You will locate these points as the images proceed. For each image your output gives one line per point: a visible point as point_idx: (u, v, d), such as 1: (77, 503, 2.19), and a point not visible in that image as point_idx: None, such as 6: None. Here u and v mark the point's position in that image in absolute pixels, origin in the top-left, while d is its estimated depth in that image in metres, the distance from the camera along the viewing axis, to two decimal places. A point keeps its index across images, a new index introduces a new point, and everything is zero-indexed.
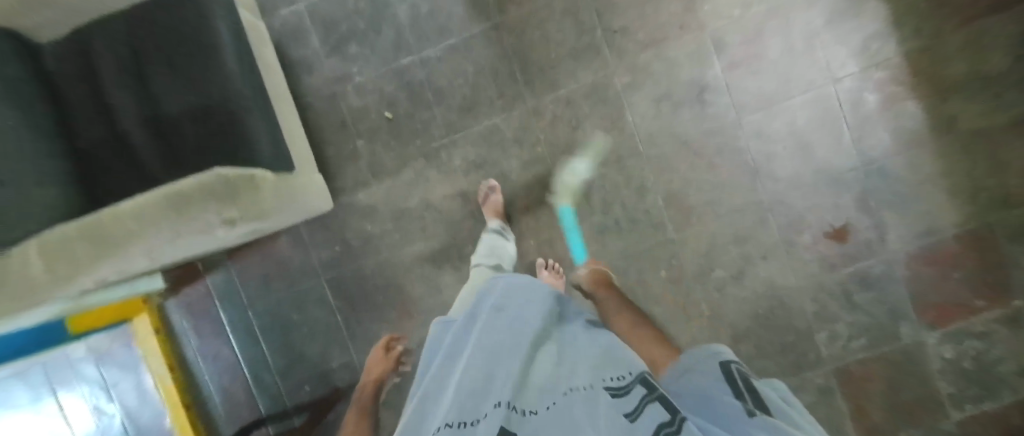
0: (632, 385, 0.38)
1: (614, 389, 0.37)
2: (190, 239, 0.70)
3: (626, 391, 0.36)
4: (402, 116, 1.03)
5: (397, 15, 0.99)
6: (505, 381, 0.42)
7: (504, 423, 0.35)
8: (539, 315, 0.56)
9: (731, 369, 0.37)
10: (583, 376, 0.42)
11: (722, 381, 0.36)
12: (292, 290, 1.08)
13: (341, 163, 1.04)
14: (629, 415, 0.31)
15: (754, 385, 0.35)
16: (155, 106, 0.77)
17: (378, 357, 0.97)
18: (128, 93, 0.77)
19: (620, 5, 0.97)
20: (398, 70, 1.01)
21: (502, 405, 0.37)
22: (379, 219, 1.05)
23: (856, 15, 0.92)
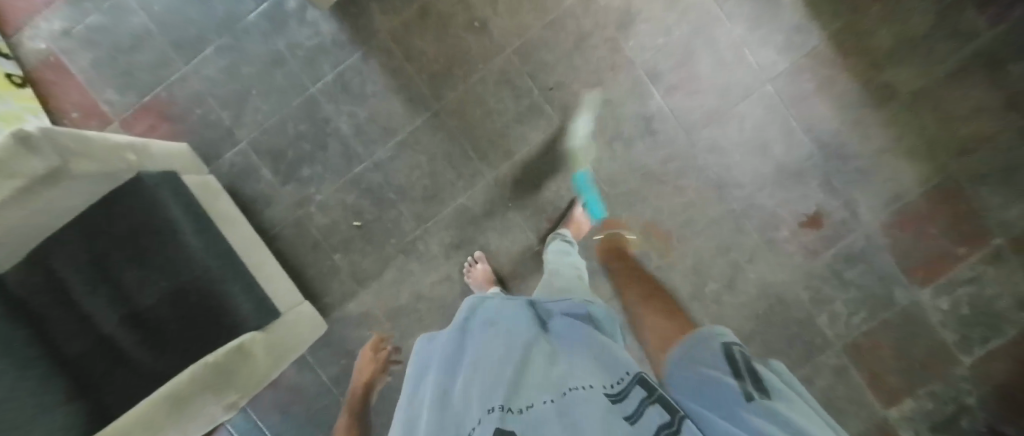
0: (633, 388, 0.34)
1: (611, 392, 0.33)
2: (193, 430, 0.69)
3: (624, 396, 0.32)
4: (370, 220, 1.03)
5: (339, 128, 1.00)
6: (494, 383, 0.35)
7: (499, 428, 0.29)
8: (531, 319, 0.50)
9: (735, 351, 0.37)
10: (580, 374, 0.36)
11: (723, 363, 0.36)
12: (310, 412, 1.08)
13: (324, 281, 1.04)
14: (628, 417, 0.29)
15: (756, 367, 0.36)
16: (134, 304, 0.77)
17: (366, 360, 0.98)
18: (103, 299, 0.77)
19: (549, 62, 0.97)
20: (354, 179, 1.02)
21: (498, 409, 0.31)
22: (374, 323, 1.06)
23: (774, 15, 0.94)
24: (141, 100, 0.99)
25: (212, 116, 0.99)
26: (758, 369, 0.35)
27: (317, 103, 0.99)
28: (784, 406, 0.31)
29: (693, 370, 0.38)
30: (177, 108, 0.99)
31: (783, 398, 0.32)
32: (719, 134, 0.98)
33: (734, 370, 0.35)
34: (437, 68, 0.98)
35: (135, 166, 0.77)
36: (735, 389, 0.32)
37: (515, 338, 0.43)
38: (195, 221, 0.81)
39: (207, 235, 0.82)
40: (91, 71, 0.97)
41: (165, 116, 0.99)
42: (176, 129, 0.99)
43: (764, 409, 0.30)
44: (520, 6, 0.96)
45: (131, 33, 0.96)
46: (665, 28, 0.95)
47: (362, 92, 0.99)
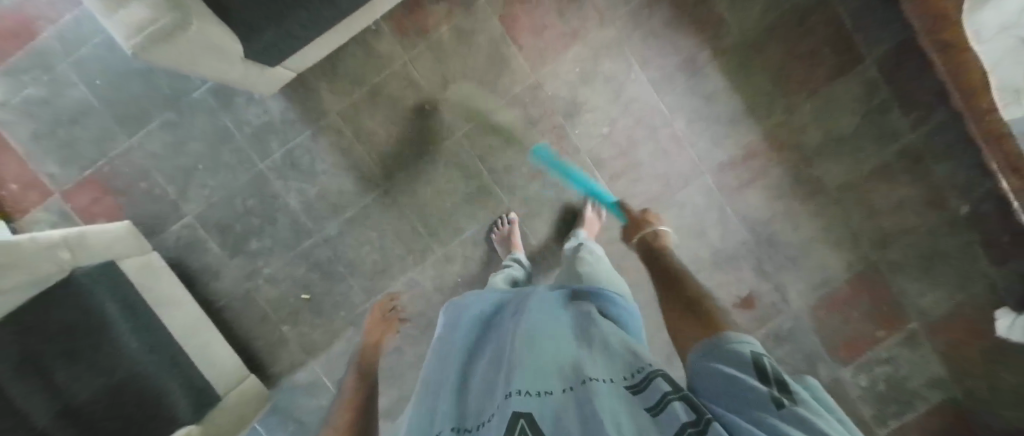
0: (652, 380, 0.30)
1: (631, 385, 0.31)
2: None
3: (645, 388, 0.30)
4: (320, 293, 1.04)
5: (288, 204, 1.00)
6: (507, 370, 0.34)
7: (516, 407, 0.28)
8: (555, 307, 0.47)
9: (765, 361, 0.31)
10: (600, 367, 0.33)
11: (750, 368, 0.30)
12: None
13: (273, 350, 1.06)
14: (651, 409, 0.27)
15: (787, 379, 0.29)
16: (68, 398, 0.70)
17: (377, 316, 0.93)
18: (34, 386, 0.67)
19: (498, 146, 1.00)
20: (304, 254, 1.02)
21: (516, 391, 0.30)
22: (324, 391, 1.07)
23: (712, 108, 0.98)
24: (83, 173, 0.97)
25: (159, 190, 0.98)
26: (790, 381, 0.29)
27: (266, 179, 0.99)
28: (823, 423, 0.25)
29: (717, 370, 0.32)
30: (120, 181, 0.97)
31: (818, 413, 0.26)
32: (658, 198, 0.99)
33: (761, 374, 0.29)
34: (388, 148, 0.99)
35: (70, 264, 0.76)
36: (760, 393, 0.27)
37: (530, 324, 0.41)
38: (131, 319, 0.81)
39: (143, 332, 0.82)
40: (30, 144, 0.95)
41: (108, 189, 0.97)
42: (120, 202, 0.98)
43: (794, 417, 0.25)
44: (470, 92, 0.98)
45: (72, 105, 0.94)
46: (609, 117, 0.99)
47: (313, 170, 0.99)
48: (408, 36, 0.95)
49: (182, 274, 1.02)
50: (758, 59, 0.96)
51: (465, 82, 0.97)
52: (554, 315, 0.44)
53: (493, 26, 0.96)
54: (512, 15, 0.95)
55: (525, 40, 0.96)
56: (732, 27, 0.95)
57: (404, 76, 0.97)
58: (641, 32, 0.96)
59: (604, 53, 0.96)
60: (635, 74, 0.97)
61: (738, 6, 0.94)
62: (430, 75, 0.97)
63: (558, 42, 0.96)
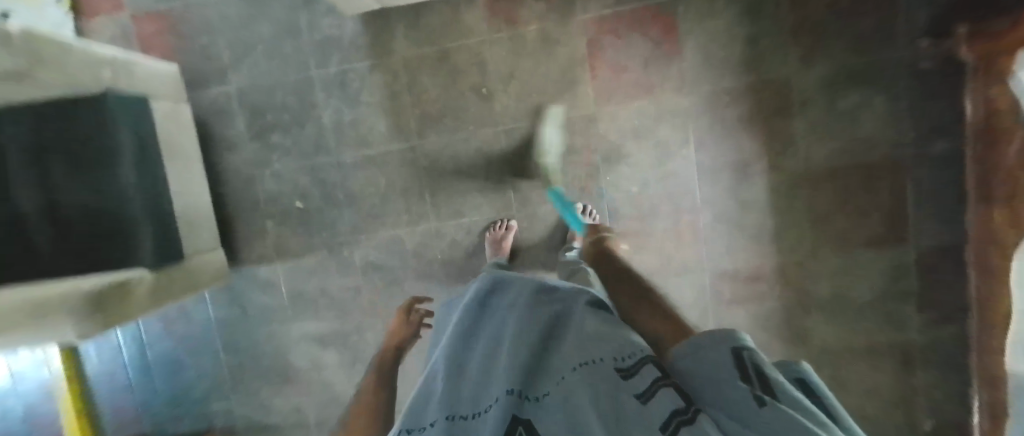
0: (644, 364, 0.29)
1: (621, 368, 0.29)
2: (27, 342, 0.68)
3: (637, 372, 0.28)
4: (312, 209, 1.07)
5: (321, 117, 1.02)
6: (502, 362, 0.35)
7: (513, 411, 0.29)
8: (550, 291, 0.47)
9: (747, 357, 0.26)
10: (594, 348, 0.33)
11: (728, 362, 0.26)
12: (186, 337, 1.15)
13: (249, 238, 1.10)
14: (640, 396, 0.25)
15: (770, 372, 0.25)
16: (56, 199, 0.78)
17: (399, 320, 0.89)
18: (34, 178, 0.76)
19: (531, 156, 1.00)
20: (314, 167, 1.05)
21: (510, 390, 0.30)
22: (276, 294, 1.12)
23: (742, 218, 0.96)
24: (156, 6, 1.00)
25: (215, 51, 1.01)
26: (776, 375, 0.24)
27: (311, 86, 1.01)
28: (801, 413, 0.21)
29: (696, 362, 0.28)
30: (185, 28, 1.00)
31: (801, 406, 0.21)
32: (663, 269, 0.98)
33: (743, 373, 0.24)
34: (432, 111, 1.00)
35: (108, 82, 0.79)
36: (738, 393, 0.23)
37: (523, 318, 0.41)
38: (141, 154, 0.83)
39: (144, 171, 0.83)
40: None
41: (171, 30, 1.01)
42: (178, 45, 1.01)
43: (777, 413, 0.20)
44: (529, 95, 0.98)
45: None
46: (644, 179, 0.98)
47: (357, 97, 1.01)
48: (497, 18, 0.95)
49: (202, 134, 1.06)
50: (809, 195, 0.94)
51: (529, 84, 0.97)
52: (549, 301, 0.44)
53: (578, 45, 0.95)
54: (600, 44, 0.94)
55: (601, 72, 0.95)
56: (799, 152, 0.93)
57: (476, 52, 0.97)
58: (711, 116, 0.94)
59: (667, 119, 0.95)
60: (686, 152, 0.96)
61: (814, 136, 0.91)
62: (500, 62, 0.97)
63: (629, 88, 0.95)
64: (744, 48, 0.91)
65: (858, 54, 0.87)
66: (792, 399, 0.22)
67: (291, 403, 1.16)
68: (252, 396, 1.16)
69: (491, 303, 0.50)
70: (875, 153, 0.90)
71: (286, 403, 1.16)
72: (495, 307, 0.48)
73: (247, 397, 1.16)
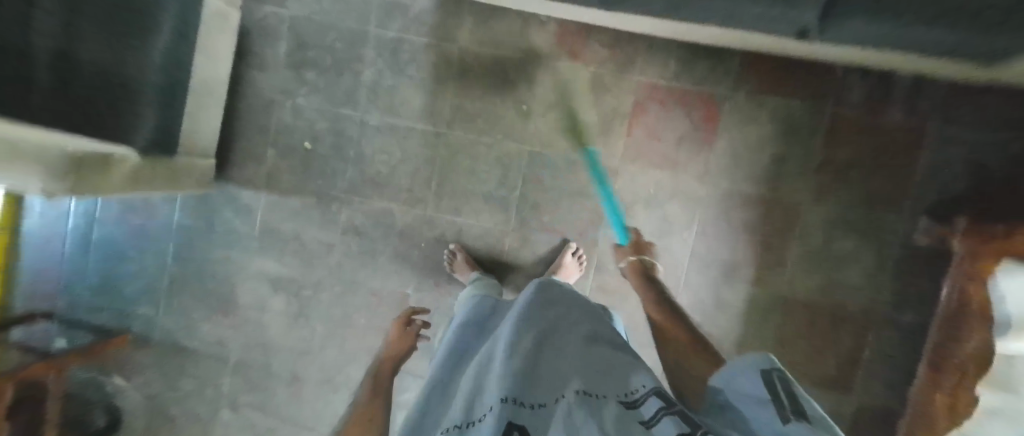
0: (647, 398, 0.33)
1: (626, 401, 0.34)
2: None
3: (641, 404, 0.33)
4: (318, 153, 1.06)
5: (362, 73, 1.03)
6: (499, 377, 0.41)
7: (509, 417, 0.35)
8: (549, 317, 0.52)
9: (775, 377, 0.34)
10: (596, 384, 0.37)
11: (763, 388, 0.33)
12: (141, 231, 1.11)
13: (244, 158, 1.07)
14: (645, 421, 0.30)
15: (797, 392, 0.32)
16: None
17: (396, 333, 0.82)
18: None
19: (544, 183, 1.02)
20: (336, 116, 1.05)
21: (506, 399, 0.36)
22: (249, 221, 1.09)
23: (715, 315, 0.99)
24: None
25: None
26: (800, 393, 0.32)
27: (364, 41, 1.02)
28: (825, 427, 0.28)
29: (737, 396, 0.36)
30: None
31: (822, 420, 0.29)
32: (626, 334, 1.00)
33: (775, 394, 0.32)
34: (468, 108, 1.02)
35: None
36: (771, 414, 0.30)
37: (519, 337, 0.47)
38: (176, 40, 0.81)
39: (173, 56, 0.82)
40: None
41: None
42: None
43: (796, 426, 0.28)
44: (563, 128, 1.00)
45: None
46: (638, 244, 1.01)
47: (403, 67, 1.02)
48: (561, 47, 0.98)
49: (241, 44, 1.05)
50: (780, 317, 0.98)
51: (568, 118, 1.00)
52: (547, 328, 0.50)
53: (624, 101, 0.98)
54: (645, 108, 0.98)
55: (637, 133, 0.98)
56: (784, 274, 0.97)
57: (530, 71, 0.99)
58: (719, 211, 0.98)
59: (679, 198, 0.99)
60: (686, 235, 0.99)
61: (803, 265, 0.96)
62: (548, 88, 0.99)
63: (656, 158, 0.98)
64: (770, 163, 0.95)
65: (866, 209, 0.93)
66: (813, 415, 0.30)
67: (218, 333, 1.11)
68: (182, 312, 1.11)
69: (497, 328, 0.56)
70: (851, 301, 0.95)
71: (213, 332, 1.11)
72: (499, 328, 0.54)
73: (179, 310, 1.12)
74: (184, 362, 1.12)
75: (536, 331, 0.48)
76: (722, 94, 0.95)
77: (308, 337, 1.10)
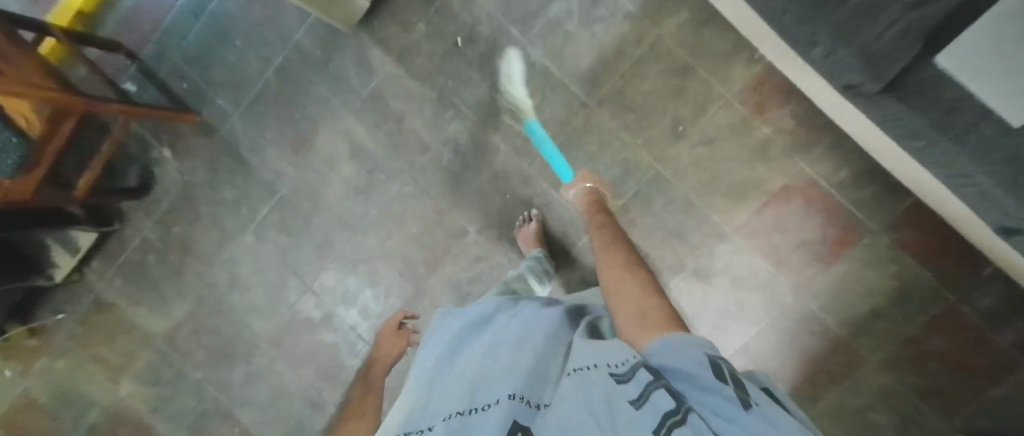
0: (637, 370, 0.31)
1: (616, 374, 0.31)
2: None
3: (630, 379, 0.30)
4: (465, 55, 1.00)
5: (552, 4, 0.96)
6: (500, 373, 0.36)
7: (514, 417, 0.30)
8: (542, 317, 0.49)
9: (722, 360, 0.31)
10: (594, 358, 0.35)
11: (707, 363, 0.30)
12: (258, 27, 1.05)
13: (393, 17, 1.01)
14: (635, 401, 0.27)
15: (743, 378, 0.30)
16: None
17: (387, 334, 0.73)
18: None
19: (651, 207, 0.99)
20: (503, 30, 0.98)
21: (515, 397, 0.32)
22: (363, 79, 1.04)
23: None
24: None
25: None
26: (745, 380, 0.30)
27: None
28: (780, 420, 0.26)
29: (672, 366, 0.31)
30: None
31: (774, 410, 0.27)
32: None
33: (722, 374, 0.29)
34: (628, 98, 0.96)
35: None
36: (729, 396, 0.27)
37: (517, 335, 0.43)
38: None
39: None
40: None
41: None
42: None
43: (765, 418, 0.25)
44: (701, 169, 0.96)
45: None
46: (699, 309, 0.99)
47: (593, 22, 0.95)
48: (753, 95, 0.92)
49: None
50: None
51: (713, 162, 0.95)
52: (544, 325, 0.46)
53: (776, 179, 0.93)
54: (789, 196, 0.93)
55: (765, 214, 0.94)
56: (810, 411, 0.97)
57: (708, 98, 0.93)
58: (791, 325, 0.96)
59: (763, 293, 0.96)
60: (748, 327, 0.98)
61: (830, 413, 0.96)
62: (714, 125, 0.94)
63: (766, 245, 0.95)
64: (865, 311, 0.93)
65: (920, 400, 0.92)
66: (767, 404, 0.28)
67: (278, 163, 1.08)
68: (256, 125, 1.08)
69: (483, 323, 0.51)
70: None
71: (274, 159, 1.08)
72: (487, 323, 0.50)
73: (254, 123, 1.08)
74: (232, 170, 1.10)
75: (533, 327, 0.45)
76: (866, 227, 0.91)
77: (358, 216, 1.07)
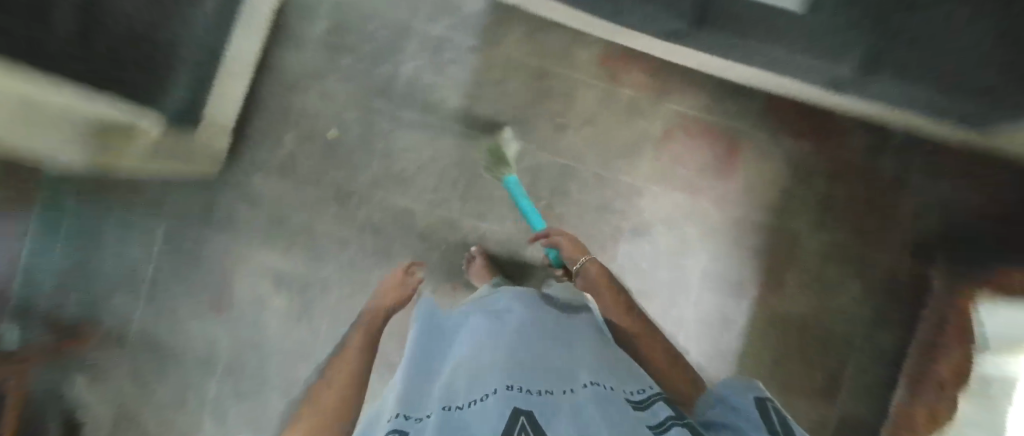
0: (652, 403, 0.39)
1: (634, 401, 0.39)
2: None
3: (646, 408, 0.38)
4: (344, 144, 1.02)
5: (401, 66, 1.01)
6: (500, 369, 0.43)
7: (513, 400, 0.36)
8: (538, 322, 0.56)
9: (766, 403, 0.36)
10: (601, 378, 0.42)
11: (752, 409, 0.35)
12: (126, 208, 0.99)
13: (260, 140, 1.00)
14: (651, 427, 0.34)
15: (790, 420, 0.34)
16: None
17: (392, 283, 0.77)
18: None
19: (571, 197, 1.05)
20: (368, 107, 1.01)
21: (512, 388, 0.38)
22: (256, 209, 1.01)
23: (717, 331, 1.06)
24: None
25: None
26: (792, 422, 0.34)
27: (408, 36, 1.00)
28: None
29: (726, 414, 0.38)
30: None
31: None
32: None
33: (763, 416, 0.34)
34: (505, 115, 1.03)
35: None
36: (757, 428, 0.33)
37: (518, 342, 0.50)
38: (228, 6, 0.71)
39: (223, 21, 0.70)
40: None
41: None
42: None
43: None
44: (593, 146, 1.04)
45: None
46: (654, 262, 1.06)
47: (444, 67, 1.01)
48: (604, 67, 1.02)
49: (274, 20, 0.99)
50: (775, 337, 1.06)
51: (600, 135, 1.04)
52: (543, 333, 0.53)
53: (655, 126, 1.04)
54: (672, 135, 1.04)
55: (662, 157, 1.04)
56: (783, 296, 1.06)
57: (570, 86, 1.03)
58: (732, 235, 1.06)
59: (696, 222, 1.05)
60: (699, 255, 1.06)
61: (799, 289, 1.06)
62: (585, 105, 1.03)
63: (676, 182, 1.05)
64: (780, 194, 1.05)
65: (857, 245, 1.04)
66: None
67: (206, 329, 1.01)
68: (165, 304, 1.01)
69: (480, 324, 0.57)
70: (840, 324, 1.05)
71: (199, 326, 1.01)
72: (483, 326, 0.56)
73: (164, 303, 1.01)
74: (159, 360, 1.01)
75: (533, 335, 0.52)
76: (741, 130, 1.04)
77: (310, 338, 1.03)
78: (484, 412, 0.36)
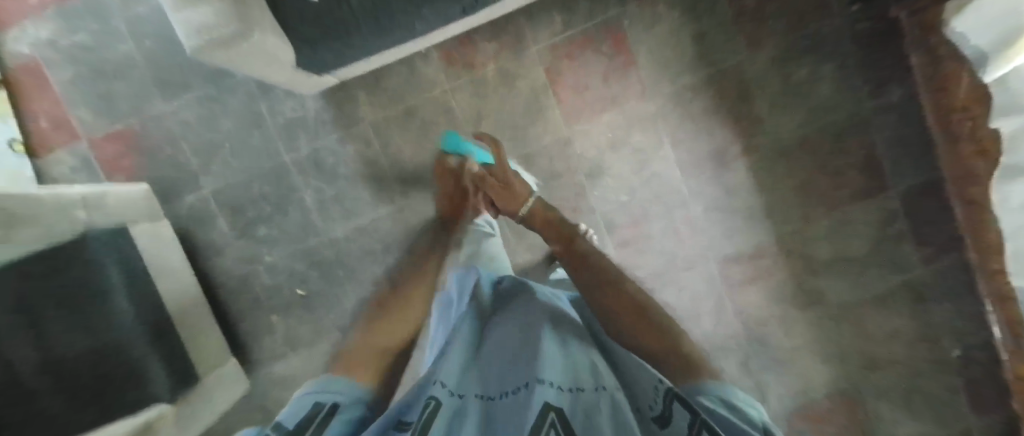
0: (672, 404, 0.34)
1: (657, 415, 0.34)
2: None
3: (672, 417, 0.33)
4: (315, 291, 1.06)
5: (302, 199, 1.02)
6: (534, 361, 0.41)
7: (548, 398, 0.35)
8: (569, 321, 0.53)
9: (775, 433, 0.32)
10: (630, 394, 0.38)
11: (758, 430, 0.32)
12: None
13: (256, 336, 1.08)
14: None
15: None
16: (55, 356, 0.72)
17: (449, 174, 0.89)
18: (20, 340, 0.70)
19: None
20: (307, 250, 1.04)
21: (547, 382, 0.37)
22: (296, 387, 1.09)
23: (730, 200, 0.99)
24: (112, 127, 1.00)
25: (181, 159, 1.01)
26: None
27: (287, 171, 1.01)
28: None
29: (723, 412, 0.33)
30: (148, 142, 1.00)
31: None
32: (668, 268, 1.01)
33: None
34: (411, 169, 1.01)
35: (80, 224, 0.81)
36: None
37: (548, 332, 0.47)
38: (132, 286, 0.83)
39: (137, 298, 0.83)
40: (69, 90, 0.99)
41: (135, 146, 1.00)
42: (142, 159, 1.01)
43: None
44: (501, 132, 0.99)
45: (116, 60, 0.97)
46: (630, 187, 1.00)
47: (334, 173, 1.01)
48: (455, 65, 0.97)
49: (188, 244, 1.05)
50: (788, 166, 0.98)
51: (499, 121, 0.98)
52: (572, 334, 0.50)
53: (539, 75, 0.97)
54: (559, 70, 0.97)
55: (565, 95, 0.97)
56: (769, 130, 0.97)
57: (441, 103, 0.98)
58: (680, 113, 0.97)
59: (638, 125, 0.98)
60: (664, 151, 0.98)
61: (779, 113, 0.96)
62: (467, 107, 0.98)
63: (593, 106, 0.98)
64: (694, 44, 0.95)
65: (800, 29, 0.93)
66: None
67: None
68: None
69: (513, 313, 0.56)
70: (839, 113, 0.95)
71: None
72: (518, 311, 0.55)
73: None
74: None
75: (563, 330, 0.49)
76: (616, 14, 0.94)
77: None
78: (511, 412, 0.35)
